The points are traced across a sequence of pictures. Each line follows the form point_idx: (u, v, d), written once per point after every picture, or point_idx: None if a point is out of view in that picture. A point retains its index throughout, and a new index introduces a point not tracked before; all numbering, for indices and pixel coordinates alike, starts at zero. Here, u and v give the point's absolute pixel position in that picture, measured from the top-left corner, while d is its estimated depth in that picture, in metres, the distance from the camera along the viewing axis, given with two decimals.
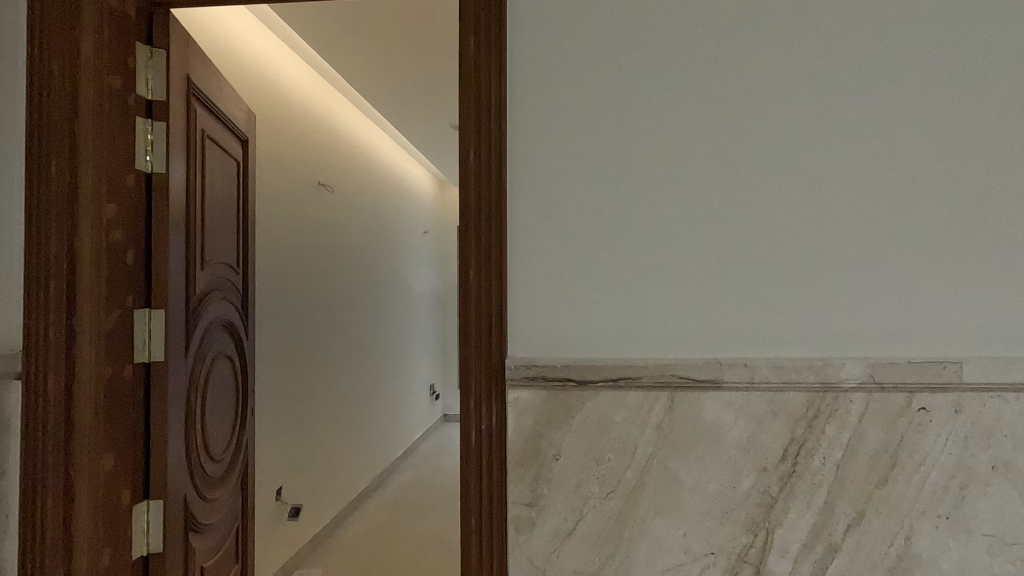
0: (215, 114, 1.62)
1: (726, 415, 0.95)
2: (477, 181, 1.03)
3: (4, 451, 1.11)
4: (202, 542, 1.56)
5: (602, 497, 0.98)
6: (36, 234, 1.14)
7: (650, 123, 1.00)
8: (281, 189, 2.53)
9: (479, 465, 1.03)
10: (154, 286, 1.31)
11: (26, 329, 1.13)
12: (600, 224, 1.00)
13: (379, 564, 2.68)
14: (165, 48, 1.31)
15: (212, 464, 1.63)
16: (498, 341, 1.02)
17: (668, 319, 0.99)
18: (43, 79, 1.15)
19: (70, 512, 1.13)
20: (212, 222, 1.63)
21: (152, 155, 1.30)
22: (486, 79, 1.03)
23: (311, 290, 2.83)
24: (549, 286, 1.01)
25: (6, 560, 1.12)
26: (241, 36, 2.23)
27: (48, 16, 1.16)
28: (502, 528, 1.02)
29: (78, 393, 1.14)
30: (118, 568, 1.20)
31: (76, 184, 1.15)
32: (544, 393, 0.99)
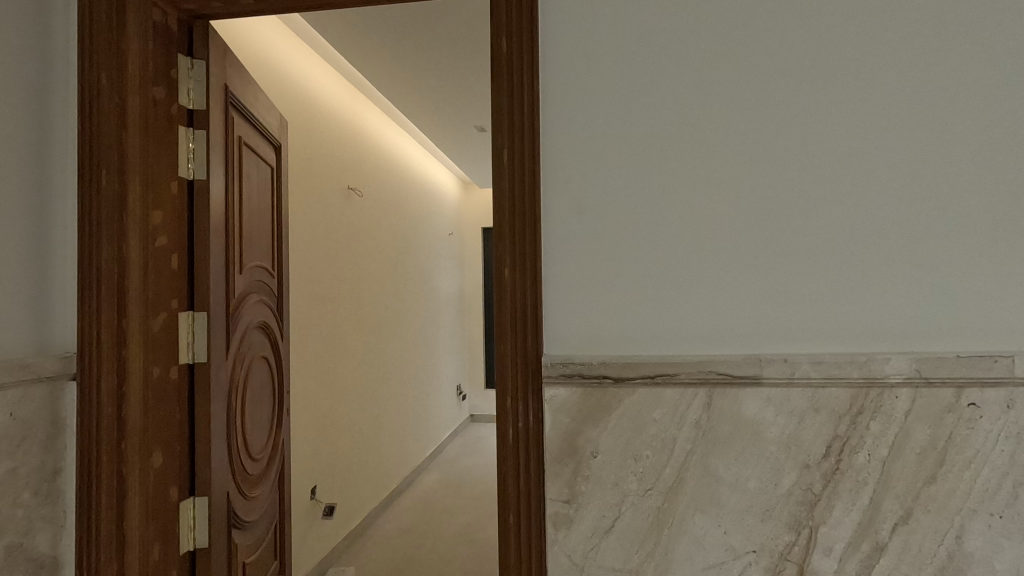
0: (251, 121, 1.66)
1: (767, 411, 0.94)
2: (511, 181, 1.04)
3: (62, 448, 1.17)
4: (243, 538, 1.61)
5: (641, 494, 0.98)
6: (88, 240, 1.19)
7: (684, 118, 0.99)
8: (312, 193, 2.58)
9: (516, 462, 1.03)
10: (196, 289, 1.35)
11: (80, 331, 1.18)
12: (634, 221, 1.00)
13: (412, 562, 2.71)
14: (205, 58, 1.35)
15: (252, 463, 1.68)
16: (534, 339, 1.03)
17: (704, 316, 0.98)
18: (92, 92, 1.20)
19: (123, 508, 1.17)
20: (249, 227, 1.67)
21: (194, 163, 1.34)
22: (518, 78, 1.04)
23: (341, 292, 2.88)
24: (583, 283, 1.02)
25: (64, 552, 1.17)
26: (273, 45, 2.28)
27: (97, 30, 1.21)
28: (540, 524, 1.02)
29: (128, 393, 1.18)
30: (167, 563, 1.24)
31: (124, 191, 1.20)
32: (581, 390, 1.00)
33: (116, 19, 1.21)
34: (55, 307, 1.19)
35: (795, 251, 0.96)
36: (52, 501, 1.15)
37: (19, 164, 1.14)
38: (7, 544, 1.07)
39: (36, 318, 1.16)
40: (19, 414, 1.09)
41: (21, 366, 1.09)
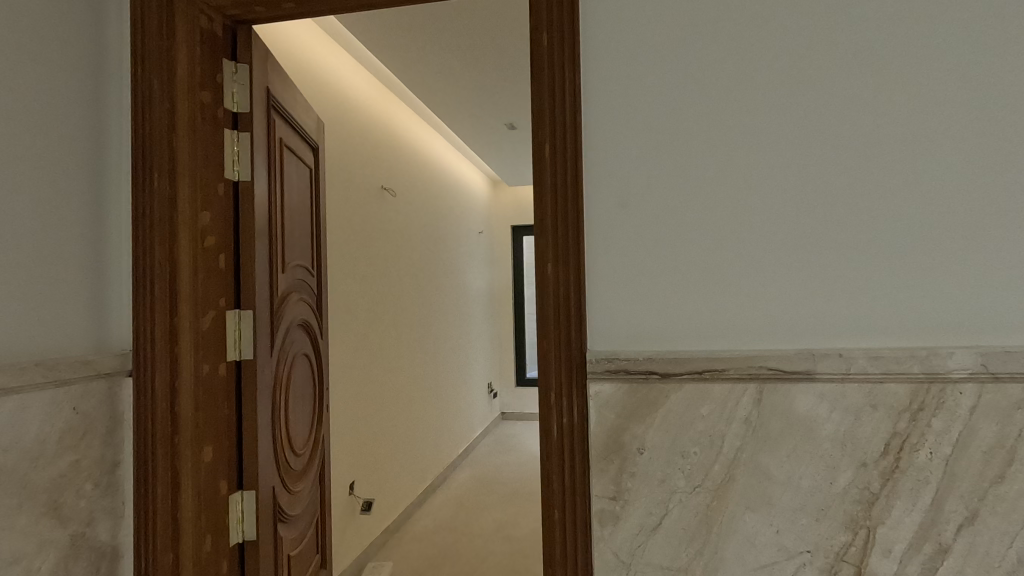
0: (291, 124, 1.70)
1: (821, 408, 0.92)
2: (553, 176, 1.04)
3: (120, 441, 1.21)
4: (288, 532, 1.64)
5: (689, 491, 0.97)
6: (141, 241, 1.23)
7: (731, 109, 0.97)
8: (347, 193, 2.62)
9: (561, 458, 1.03)
10: (243, 289, 1.38)
11: (135, 330, 1.22)
12: (679, 215, 0.99)
13: (448, 559, 2.73)
14: (248, 62, 1.39)
15: (295, 458, 1.71)
16: (578, 334, 1.02)
17: (754, 310, 0.96)
18: (144, 98, 1.24)
19: (176, 500, 1.21)
20: (290, 227, 1.70)
21: (239, 164, 1.38)
22: (559, 73, 1.04)
23: (375, 290, 2.91)
24: (628, 278, 1.01)
25: (123, 542, 1.21)
26: (310, 48, 2.31)
27: (148, 38, 1.25)
28: (586, 521, 1.01)
29: (180, 389, 1.22)
30: (217, 555, 1.28)
31: (174, 194, 1.23)
32: (626, 386, 0.99)
33: (166, 26, 1.24)
34: (112, 306, 1.23)
35: (849, 242, 0.93)
36: (111, 492, 1.19)
37: (78, 169, 1.18)
38: (71, 534, 1.11)
39: (95, 317, 1.20)
40: (81, 408, 1.13)
41: (83, 363, 1.13)
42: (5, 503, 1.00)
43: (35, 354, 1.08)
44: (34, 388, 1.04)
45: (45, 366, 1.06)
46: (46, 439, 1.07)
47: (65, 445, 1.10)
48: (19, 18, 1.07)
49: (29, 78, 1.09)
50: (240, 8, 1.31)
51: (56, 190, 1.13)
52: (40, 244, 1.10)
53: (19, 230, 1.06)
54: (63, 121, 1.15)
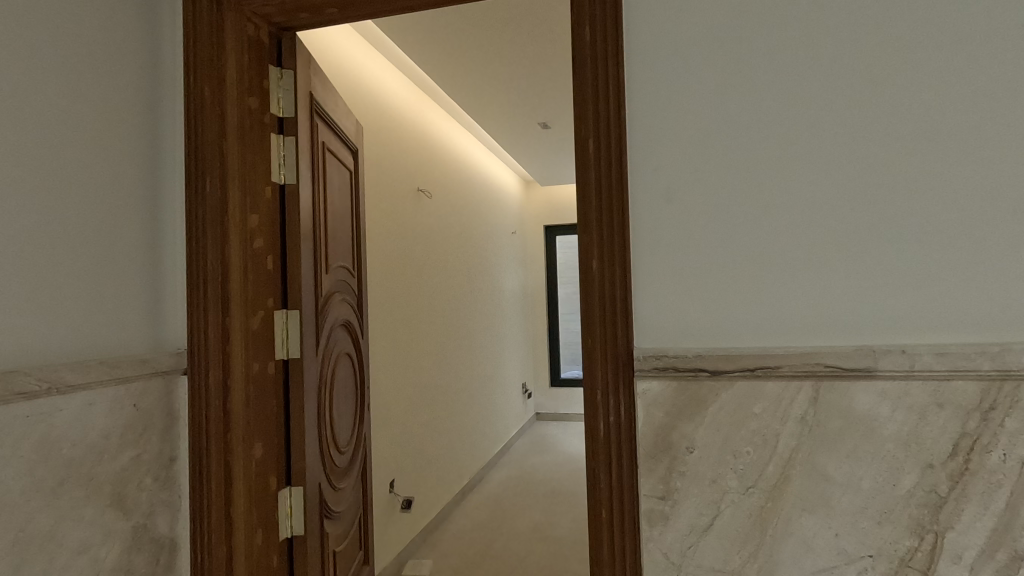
0: (333, 128, 1.74)
1: (883, 407, 0.88)
2: (597, 171, 1.03)
3: (176, 438, 1.25)
4: (333, 528, 1.68)
5: (741, 492, 0.94)
6: (194, 243, 1.27)
7: (779, 100, 0.95)
8: (385, 195, 2.66)
9: (608, 456, 1.02)
10: (290, 290, 1.41)
11: (190, 330, 1.27)
12: (727, 209, 0.96)
13: (487, 558, 2.74)
14: (293, 68, 1.42)
15: (339, 455, 1.74)
16: (624, 331, 1.01)
17: (806, 305, 0.93)
18: (197, 105, 1.28)
19: (230, 494, 1.25)
20: (333, 230, 1.74)
21: (284, 168, 1.41)
22: (603, 67, 1.03)
23: (412, 290, 2.95)
24: (675, 274, 0.99)
25: (180, 534, 1.26)
26: (348, 54, 2.36)
27: (200, 47, 1.29)
28: (634, 521, 1.00)
29: (232, 386, 1.26)
30: (268, 549, 1.32)
31: (225, 198, 1.27)
32: (674, 384, 0.97)
33: (217, 36, 1.28)
34: (167, 306, 1.28)
35: (911, 233, 0.89)
36: (169, 487, 1.24)
37: (137, 174, 1.22)
38: (133, 526, 1.15)
39: (152, 317, 1.24)
40: (141, 405, 1.17)
41: (142, 362, 1.17)
42: (74, 495, 1.04)
43: (99, 352, 1.12)
44: (98, 385, 1.09)
45: (108, 365, 1.10)
46: (109, 435, 1.11)
47: (127, 441, 1.14)
48: (82, 30, 1.12)
49: (93, 88, 1.13)
50: (286, 16, 1.35)
51: (118, 195, 1.18)
52: (104, 246, 1.14)
53: (86, 233, 1.10)
54: (123, 128, 1.20)
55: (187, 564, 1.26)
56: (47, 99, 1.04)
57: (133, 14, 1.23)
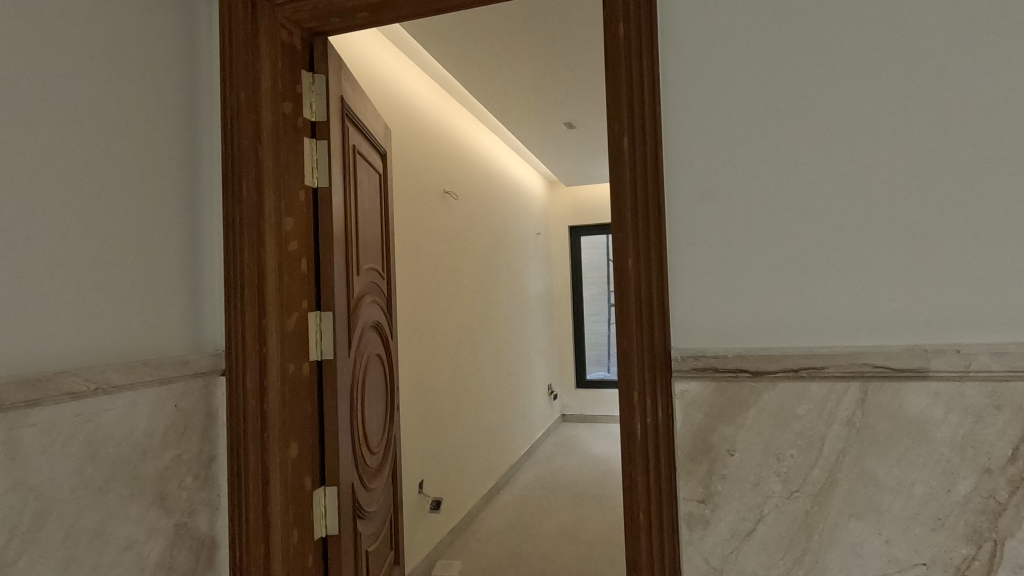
0: (363, 132, 1.76)
1: (936, 408, 0.84)
2: (632, 168, 1.02)
3: (215, 437, 1.28)
4: (365, 527, 1.69)
5: (785, 496, 0.91)
6: (232, 246, 1.29)
7: (820, 93, 0.92)
8: (412, 197, 2.68)
9: (646, 459, 1.00)
10: (323, 291, 1.43)
11: (228, 331, 1.29)
12: (766, 206, 0.94)
13: (515, 560, 2.73)
14: (325, 72, 1.44)
15: (370, 456, 1.76)
16: (661, 331, 0.99)
17: (851, 304, 0.90)
18: (233, 110, 1.31)
19: (267, 493, 1.27)
20: (364, 232, 1.76)
21: (317, 171, 1.43)
22: (637, 63, 1.01)
23: (439, 291, 2.96)
24: (713, 273, 0.97)
25: (219, 532, 1.28)
26: (377, 58, 2.39)
27: (236, 54, 1.31)
28: (673, 524, 0.98)
29: (269, 386, 1.28)
30: (304, 548, 1.33)
31: (261, 201, 1.29)
32: (714, 384, 0.95)
33: (252, 42, 1.31)
34: (206, 308, 1.30)
35: (964, 227, 0.85)
36: (208, 485, 1.26)
37: (178, 179, 1.25)
38: (175, 523, 1.18)
39: (192, 319, 1.27)
40: (181, 405, 1.20)
41: (182, 363, 1.20)
42: (120, 494, 1.06)
43: (142, 353, 1.14)
44: (142, 385, 1.11)
45: (151, 365, 1.13)
46: (152, 434, 1.13)
47: (169, 440, 1.17)
48: (126, 38, 1.14)
49: (136, 94, 1.16)
50: (318, 21, 1.37)
51: (160, 200, 1.20)
52: (147, 250, 1.17)
53: (130, 237, 1.13)
54: (165, 134, 1.22)
55: (227, 562, 1.28)
56: (94, 105, 1.07)
57: (173, 23, 1.26)
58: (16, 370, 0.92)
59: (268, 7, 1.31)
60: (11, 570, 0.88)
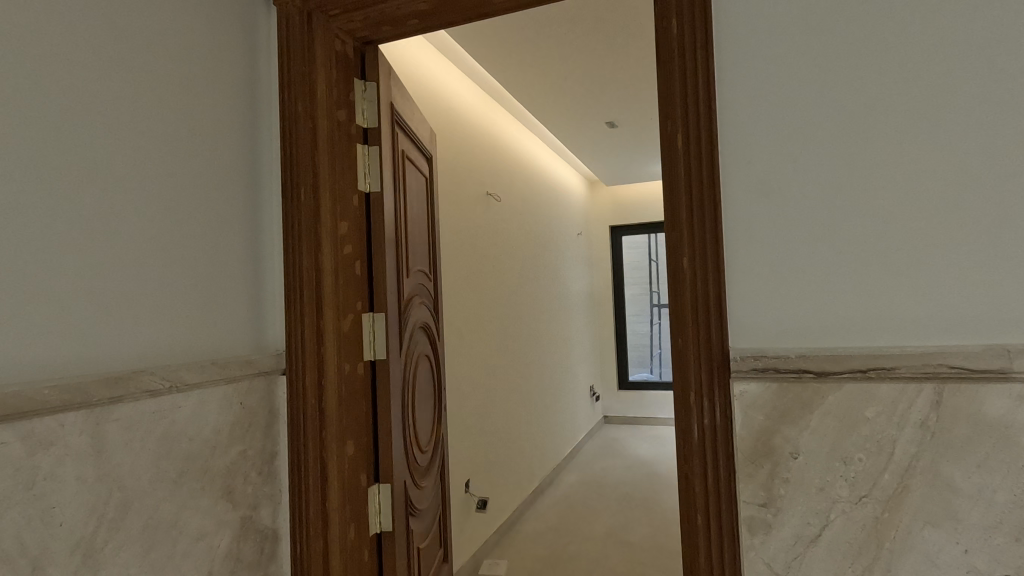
0: (411, 137, 1.80)
1: (1020, 412, 0.80)
2: (687, 166, 1.00)
3: (276, 434, 1.33)
4: (417, 525, 1.72)
5: (853, 501, 0.88)
6: (291, 250, 1.34)
7: (885, 85, 0.89)
8: (455, 200, 2.71)
9: (704, 461, 0.98)
10: (375, 293, 1.47)
11: (288, 332, 1.34)
12: (828, 202, 0.91)
13: (561, 561, 2.72)
14: (376, 80, 1.49)
15: (421, 454, 1.79)
16: (719, 331, 0.97)
17: (923, 303, 0.86)
18: (291, 118, 1.36)
19: (325, 488, 1.31)
20: (413, 236, 1.80)
21: (369, 176, 1.48)
22: (691, 59, 1.00)
23: (482, 292, 2.98)
24: (773, 272, 0.95)
25: (281, 524, 1.33)
26: (422, 64, 2.43)
27: (293, 64, 1.36)
28: (733, 528, 0.96)
29: (327, 385, 1.33)
30: (359, 543, 1.37)
31: (318, 206, 1.34)
32: (775, 385, 0.92)
33: (308, 53, 1.36)
34: (268, 311, 1.36)
35: None
36: (270, 480, 1.31)
37: (242, 186, 1.30)
38: (242, 516, 1.23)
39: (255, 320, 1.32)
40: (246, 403, 1.25)
41: (247, 362, 1.25)
42: (192, 487, 1.12)
43: (210, 354, 1.20)
44: (211, 384, 1.16)
45: (219, 365, 1.18)
46: (220, 431, 1.18)
47: (235, 437, 1.22)
48: (196, 52, 1.20)
49: (204, 107, 1.21)
50: (369, 30, 1.42)
51: (227, 206, 1.26)
52: (215, 254, 1.22)
53: (200, 242, 1.18)
54: (230, 143, 1.28)
55: (288, 554, 1.33)
56: (167, 118, 1.13)
57: (237, 37, 1.31)
58: (101, 368, 0.98)
59: (323, 18, 1.36)
60: (98, 556, 0.94)
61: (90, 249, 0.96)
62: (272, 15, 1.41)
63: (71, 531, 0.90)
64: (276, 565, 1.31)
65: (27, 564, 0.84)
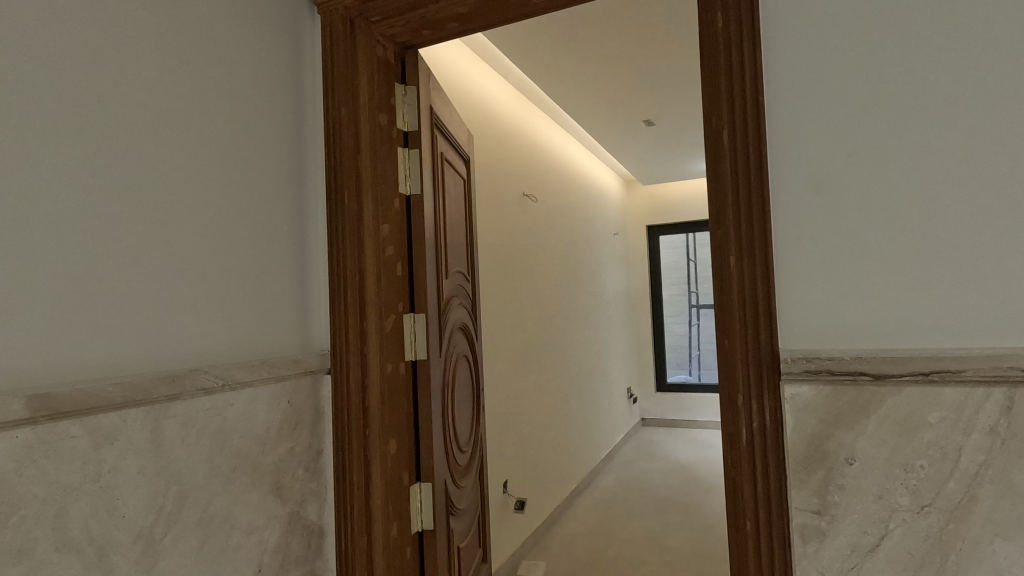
0: (450, 139, 1.82)
1: None
2: (734, 162, 0.98)
3: (322, 432, 1.36)
4: (457, 524, 1.73)
5: (915, 510, 0.84)
6: (335, 252, 1.37)
7: (943, 74, 0.85)
8: (492, 202, 2.72)
9: (753, 466, 0.95)
10: (416, 293, 1.50)
11: (333, 332, 1.37)
12: (884, 199, 0.88)
13: (600, 564, 2.70)
14: (416, 84, 1.52)
15: (460, 454, 1.81)
16: (768, 332, 0.95)
17: (988, 303, 0.82)
18: (335, 122, 1.39)
19: (369, 485, 1.34)
20: (452, 237, 1.82)
21: (410, 179, 1.51)
22: (738, 51, 0.98)
23: (519, 293, 2.98)
24: (826, 270, 0.91)
25: (327, 520, 1.36)
26: (460, 67, 2.46)
27: (336, 70, 1.39)
28: (785, 535, 0.93)
29: (370, 384, 1.35)
30: (401, 539, 1.39)
31: (360, 208, 1.37)
32: (829, 388, 0.89)
33: (351, 58, 1.39)
34: (313, 311, 1.39)
35: None
36: (316, 476, 1.34)
37: (289, 189, 1.34)
38: (290, 511, 1.26)
39: (302, 321, 1.35)
40: (294, 401, 1.28)
41: (295, 362, 1.28)
42: (244, 481, 1.15)
43: (260, 353, 1.24)
44: (261, 383, 1.20)
45: (268, 364, 1.22)
46: (270, 428, 1.22)
47: (284, 433, 1.25)
48: (244, 62, 1.24)
49: (252, 113, 1.25)
50: (409, 34, 1.45)
51: (275, 211, 1.29)
52: (263, 257, 1.26)
53: (249, 245, 1.22)
54: (278, 148, 1.31)
55: (333, 550, 1.36)
56: (219, 126, 1.17)
57: (284, 45, 1.35)
58: (159, 367, 1.02)
59: (365, 24, 1.40)
60: (157, 547, 0.98)
61: (148, 253, 1.01)
62: (317, 23, 1.45)
63: (132, 522, 0.94)
64: (322, 560, 1.34)
65: (93, 552, 0.88)
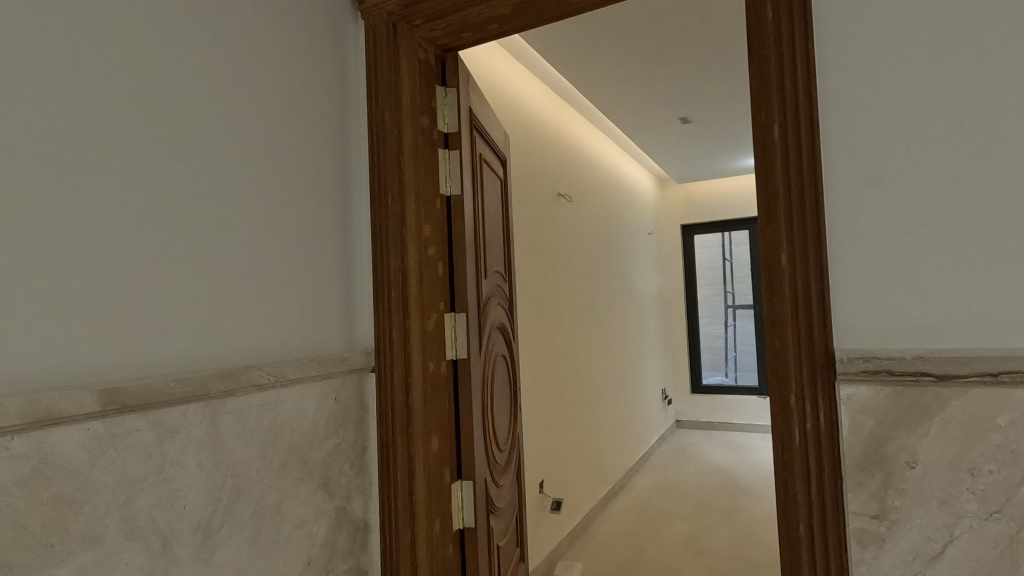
0: (489, 141, 1.84)
1: None
2: (785, 158, 0.96)
3: (367, 429, 1.38)
4: (496, 523, 1.74)
5: (982, 517, 0.81)
6: (378, 252, 1.40)
7: (1010, 61, 0.81)
8: (528, 203, 2.73)
9: (807, 468, 0.93)
10: (456, 293, 1.52)
11: (376, 331, 1.39)
12: (946, 192, 0.84)
13: (638, 567, 2.66)
14: (456, 86, 1.54)
15: (499, 453, 1.82)
16: (821, 330, 0.92)
17: None
18: (378, 125, 1.42)
19: (412, 482, 1.36)
20: (490, 237, 1.84)
21: (451, 180, 1.53)
22: (788, 45, 0.97)
23: (554, 293, 2.98)
24: (884, 268, 0.88)
25: (371, 515, 1.38)
26: (497, 69, 2.48)
27: (379, 74, 1.42)
28: (841, 540, 0.91)
29: (413, 382, 1.38)
30: (443, 535, 1.41)
31: (403, 209, 1.39)
32: (889, 389, 0.86)
33: (394, 62, 1.41)
34: (358, 311, 1.42)
35: None
36: (361, 472, 1.36)
37: (335, 192, 1.37)
38: (336, 506, 1.29)
39: (347, 320, 1.38)
40: (341, 399, 1.31)
41: (341, 360, 1.31)
42: (294, 476, 1.18)
43: (308, 351, 1.27)
44: (309, 380, 1.23)
45: (315, 362, 1.25)
46: (318, 424, 1.25)
47: (331, 430, 1.28)
48: (292, 69, 1.28)
49: (300, 118, 1.29)
50: (450, 36, 1.47)
51: (322, 213, 1.33)
52: (311, 258, 1.29)
53: (298, 246, 1.26)
54: (324, 151, 1.35)
55: (378, 545, 1.38)
56: (269, 131, 1.20)
57: (330, 51, 1.39)
58: (214, 364, 1.05)
59: (407, 28, 1.43)
60: (213, 538, 1.01)
61: (203, 254, 1.04)
62: (361, 28, 1.48)
63: (190, 514, 0.97)
64: (367, 555, 1.36)
65: (156, 541, 0.92)
